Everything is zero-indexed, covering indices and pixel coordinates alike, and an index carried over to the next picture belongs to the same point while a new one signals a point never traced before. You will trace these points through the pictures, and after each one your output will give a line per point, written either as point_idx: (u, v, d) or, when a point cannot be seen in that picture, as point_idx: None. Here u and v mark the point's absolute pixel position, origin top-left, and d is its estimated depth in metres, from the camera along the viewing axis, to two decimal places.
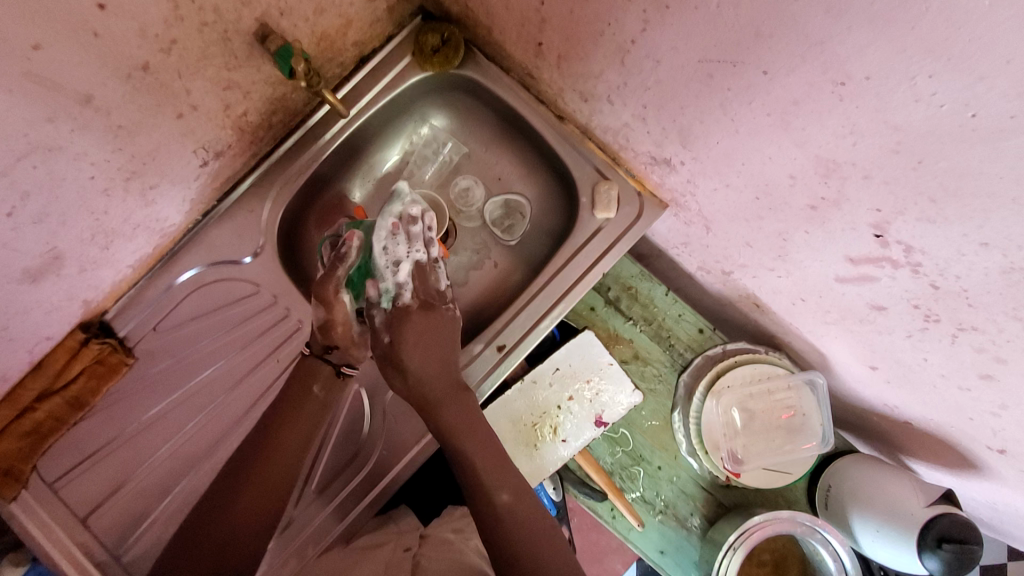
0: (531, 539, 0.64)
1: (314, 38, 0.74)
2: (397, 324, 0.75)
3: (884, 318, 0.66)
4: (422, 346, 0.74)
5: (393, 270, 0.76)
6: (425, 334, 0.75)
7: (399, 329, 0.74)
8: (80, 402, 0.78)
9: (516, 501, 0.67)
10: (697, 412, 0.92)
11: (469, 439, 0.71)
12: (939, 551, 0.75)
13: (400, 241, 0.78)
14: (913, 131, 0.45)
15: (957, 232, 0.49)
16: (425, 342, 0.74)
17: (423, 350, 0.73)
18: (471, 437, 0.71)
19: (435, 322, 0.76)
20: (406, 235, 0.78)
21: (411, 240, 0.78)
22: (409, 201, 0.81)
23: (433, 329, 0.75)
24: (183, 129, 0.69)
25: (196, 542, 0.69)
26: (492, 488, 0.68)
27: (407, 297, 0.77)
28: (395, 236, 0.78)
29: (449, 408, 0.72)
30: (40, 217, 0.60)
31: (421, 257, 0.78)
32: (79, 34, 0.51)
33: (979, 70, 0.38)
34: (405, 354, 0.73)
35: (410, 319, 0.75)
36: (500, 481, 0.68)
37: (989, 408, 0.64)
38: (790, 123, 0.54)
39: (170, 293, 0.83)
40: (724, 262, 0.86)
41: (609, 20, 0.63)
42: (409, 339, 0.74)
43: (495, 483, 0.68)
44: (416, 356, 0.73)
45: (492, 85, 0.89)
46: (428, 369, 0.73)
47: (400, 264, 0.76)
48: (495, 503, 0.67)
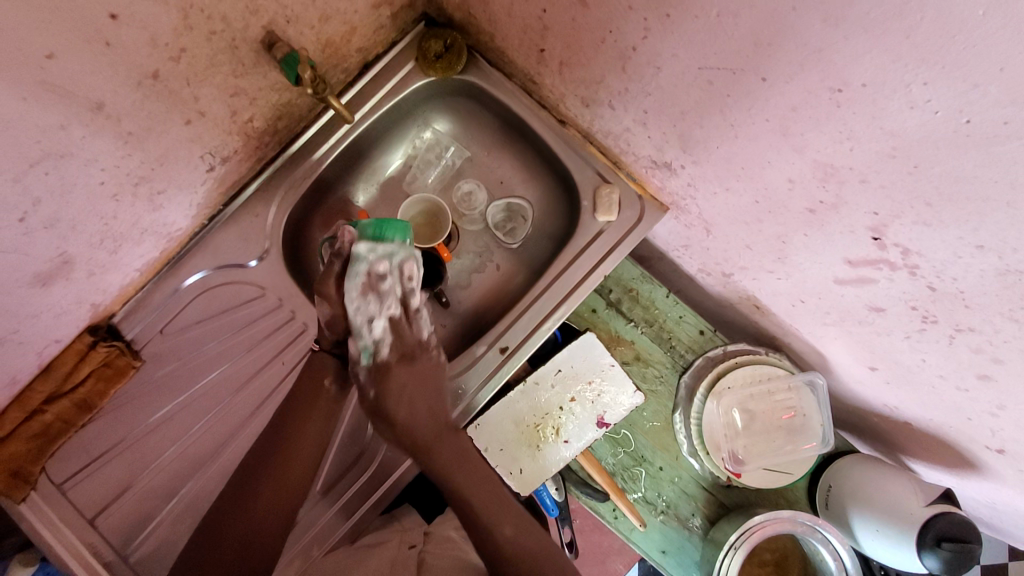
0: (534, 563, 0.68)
1: (320, 45, 0.75)
2: (380, 379, 0.77)
3: (883, 320, 0.67)
4: (407, 401, 0.76)
5: (368, 329, 0.77)
6: (404, 386, 0.77)
7: (386, 385, 0.76)
8: (89, 404, 0.79)
9: (517, 533, 0.71)
10: (698, 412, 0.93)
11: (463, 471, 0.74)
12: (938, 550, 0.75)
13: (371, 300, 0.76)
14: (909, 137, 0.46)
15: (953, 235, 0.50)
16: (414, 400, 0.77)
17: (410, 404, 0.76)
18: (466, 471, 0.74)
19: (421, 377, 0.78)
20: (375, 294, 0.76)
21: (381, 299, 0.77)
22: (389, 254, 0.77)
23: (419, 383, 0.78)
24: (191, 135, 0.70)
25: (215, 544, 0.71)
26: (491, 523, 0.71)
27: (385, 354, 0.78)
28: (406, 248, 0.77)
29: (439, 446, 0.75)
30: (51, 222, 0.61)
31: (395, 313, 0.78)
32: (92, 44, 0.52)
33: (973, 78, 0.39)
34: (393, 411, 0.76)
35: (393, 375, 0.77)
36: (501, 515, 0.72)
37: (987, 408, 0.65)
38: (789, 128, 0.55)
39: (177, 296, 0.84)
40: (724, 265, 0.87)
41: (610, 27, 0.64)
42: (393, 395, 0.76)
43: (495, 521, 0.71)
44: (402, 411, 0.76)
45: (494, 90, 0.90)
46: (416, 414, 0.76)
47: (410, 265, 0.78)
48: (498, 534, 0.70)
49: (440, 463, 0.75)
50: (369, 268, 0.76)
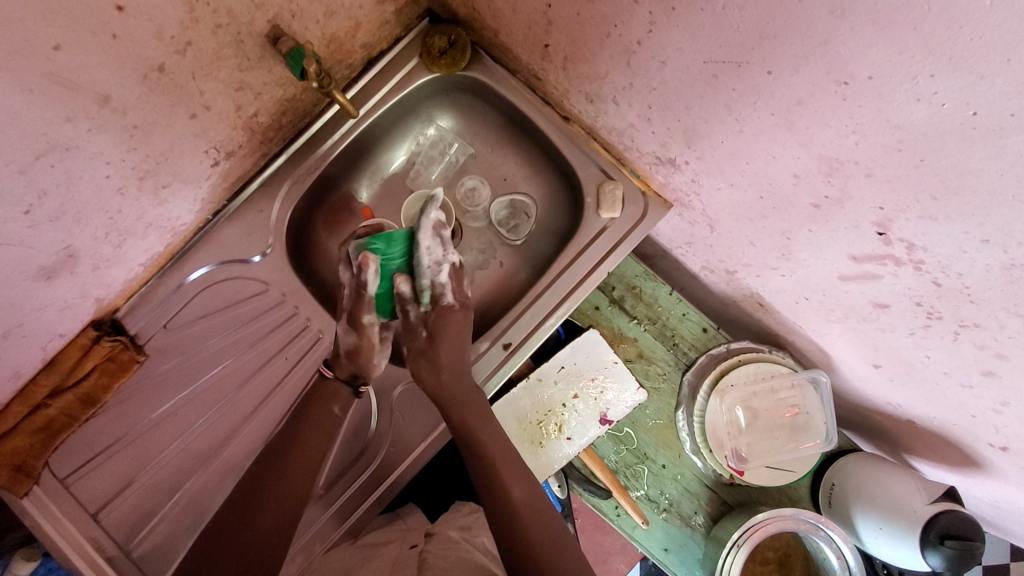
0: (543, 528, 0.66)
1: (324, 40, 0.75)
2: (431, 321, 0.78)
3: (887, 316, 0.67)
4: (452, 343, 0.77)
5: (433, 271, 0.78)
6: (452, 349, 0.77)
7: (436, 327, 0.77)
8: (92, 399, 0.79)
9: (530, 498, 0.69)
10: (701, 411, 0.92)
11: (487, 429, 0.74)
12: (941, 547, 0.75)
13: (439, 245, 0.79)
14: (916, 130, 0.46)
15: (959, 229, 0.50)
16: (452, 339, 0.78)
17: (454, 346, 0.77)
18: (490, 428, 0.74)
19: (455, 320, 0.79)
20: (441, 242, 0.79)
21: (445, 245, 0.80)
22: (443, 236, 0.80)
23: (455, 329, 0.78)
24: (196, 129, 0.70)
25: (218, 545, 0.71)
26: (505, 485, 0.70)
27: (447, 299, 0.79)
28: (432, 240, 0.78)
29: (466, 402, 0.75)
30: (56, 216, 0.61)
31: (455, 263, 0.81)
32: (98, 36, 0.52)
33: (980, 69, 0.39)
34: (438, 355, 0.76)
35: (444, 319, 0.78)
36: (513, 476, 0.71)
37: (991, 405, 0.65)
38: (794, 122, 0.55)
39: (181, 291, 0.84)
40: (727, 262, 0.87)
41: (615, 21, 0.64)
42: (442, 336, 0.77)
43: (510, 479, 0.70)
44: (450, 354, 0.77)
45: (499, 86, 0.90)
46: (458, 365, 0.77)
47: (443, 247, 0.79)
48: (509, 497, 0.69)
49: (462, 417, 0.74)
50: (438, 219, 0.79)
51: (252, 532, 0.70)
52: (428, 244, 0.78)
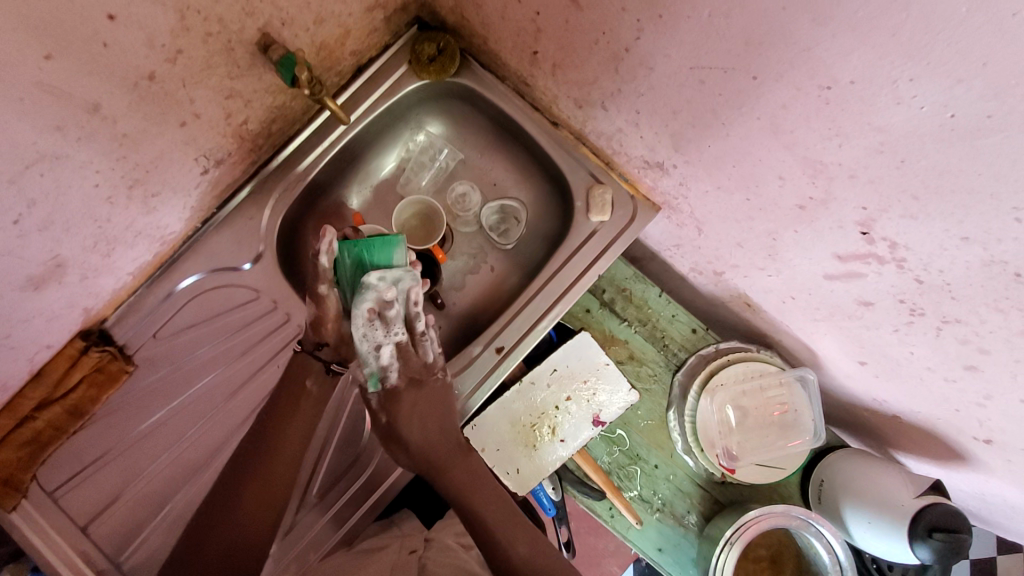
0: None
1: (315, 47, 0.76)
2: (391, 404, 0.81)
3: (872, 314, 0.68)
4: (419, 420, 0.80)
5: (375, 357, 0.78)
6: (428, 402, 0.81)
7: (410, 399, 0.81)
8: (80, 410, 0.78)
9: (532, 553, 0.73)
10: (692, 410, 0.94)
11: (476, 497, 0.77)
12: (929, 540, 0.76)
13: (378, 327, 0.76)
14: (896, 132, 0.47)
15: (939, 227, 0.51)
16: (428, 416, 0.80)
17: (422, 426, 0.79)
18: (482, 490, 0.77)
19: (427, 395, 0.81)
20: (382, 322, 0.76)
21: (386, 327, 0.77)
22: (398, 279, 0.76)
23: (427, 400, 0.81)
24: (186, 137, 0.70)
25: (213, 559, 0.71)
26: (504, 539, 0.74)
27: (394, 378, 0.81)
28: (372, 324, 0.76)
29: (456, 470, 0.78)
30: (45, 224, 0.61)
31: (402, 338, 0.79)
32: (89, 45, 0.52)
33: (957, 73, 0.40)
34: (405, 432, 0.79)
35: (403, 399, 0.80)
36: (516, 534, 0.74)
37: (974, 399, 0.66)
38: (779, 126, 0.57)
39: (170, 300, 0.84)
40: (715, 263, 0.88)
41: (603, 28, 0.65)
42: (406, 413, 0.80)
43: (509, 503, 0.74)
44: (415, 431, 0.79)
45: (487, 92, 0.91)
46: (431, 438, 0.79)
47: (416, 290, 0.77)
48: None
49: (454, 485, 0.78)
50: (379, 294, 0.74)
51: (242, 540, 0.73)
52: (361, 331, 0.75)
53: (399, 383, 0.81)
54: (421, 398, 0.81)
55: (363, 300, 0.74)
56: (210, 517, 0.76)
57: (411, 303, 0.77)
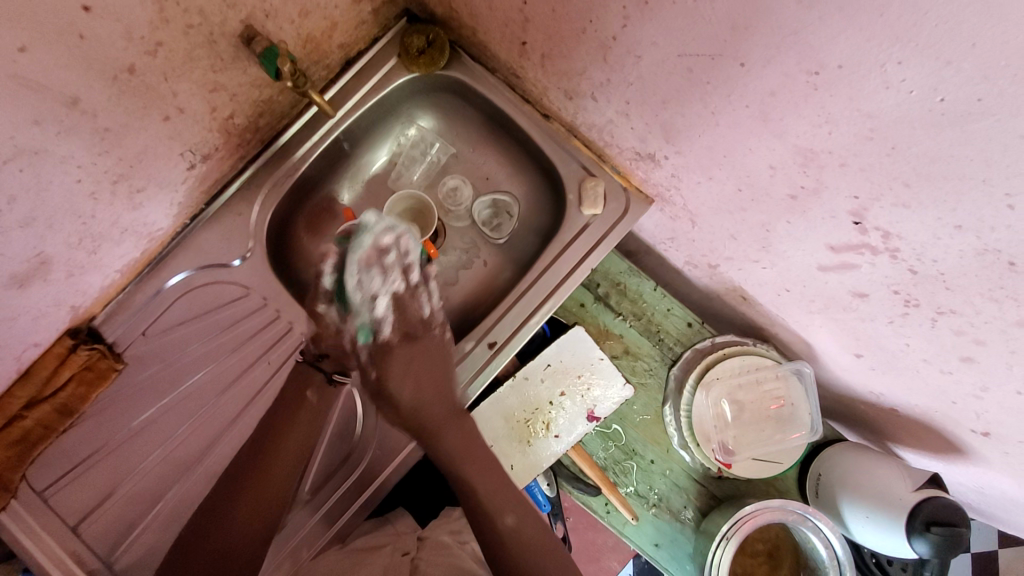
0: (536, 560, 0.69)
1: (300, 40, 0.75)
2: (381, 358, 0.82)
3: (867, 305, 0.67)
4: (410, 375, 0.81)
5: (369, 307, 0.81)
6: (423, 362, 0.82)
7: (410, 352, 0.82)
8: (69, 409, 0.78)
9: (519, 524, 0.73)
10: (688, 405, 0.93)
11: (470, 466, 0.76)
12: (927, 534, 0.76)
13: (376, 275, 0.81)
14: (886, 118, 0.46)
15: (932, 215, 0.50)
16: (421, 371, 0.81)
17: (413, 380, 0.80)
18: (474, 458, 0.77)
19: (422, 351, 0.82)
20: (382, 268, 0.81)
21: (386, 275, 0.81)
22: (391, 226, 0.82)
23: (423, 357, 0.82)
24: (170, 132, 0.69)
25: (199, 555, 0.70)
26: (497, 512, 0.73)
27: (387, 331, 0.82)
28: (368, 270, 0.80)
29: (449, 433, 0.78)
30: (26, 220, 0.60)
31: (398, 287, 0.82)
32: (65, 38, 0.51)
33: (945, 56, 0.39)
34: (389, 385, 0.81)
35: (394, 354, 0.82)
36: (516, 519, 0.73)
37: (970, 391, 0.66)
38: (769, 114, 0.56)
39: (159, 298, 0.83)
40: (710, 256, 0.87)
41: (590, 17, 0.64)
42: (396, 373, 0.81)
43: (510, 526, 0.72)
44: (404, 386, 0.80)
45: (478, 85, 0.90)
46: (421, 395, 0.80)
47: (407, 239, 0.83)
48: None
49: (448, 449, 0.77)
50: (376, 240, 0.81)
51: None
52: (358, 279, 0.80)
53: (391, 338, 0.82)
54: (415, 353, 0.82)
55: (362, 241, 0.81)
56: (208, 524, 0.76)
57: (405, 253, 0.83)
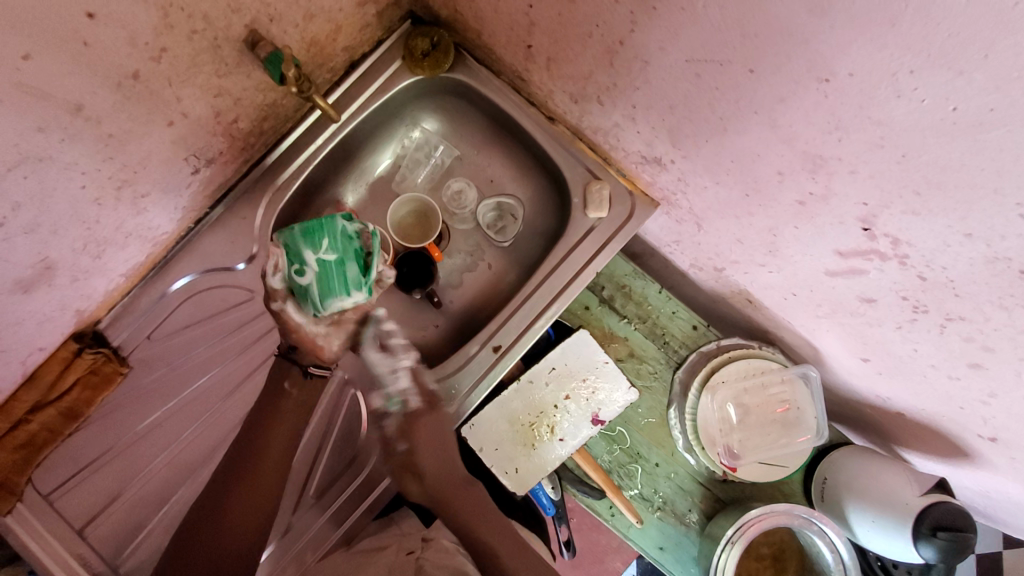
0: None
1: (304, 44, 0.75)
2: (409, 432, 0.83)
3: (875, 310, 0.67)
4: (435, 449, 0.82)
5: (358, 358, 0.85)
6: (430, 440, 0.82)
7: (412, 439, 0.82)
8: (75, 413, 0.77)
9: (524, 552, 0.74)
10: (693, 409, 0.93)
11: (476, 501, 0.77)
12: (933, 539, 0.75)
13: (388, 355, 0.87)
14: (897, 126, 0.46)
15: (943, 223, 0.50)
16: (433, 449, 0.83)
17: (440, 450, 0.82)
18: (486, 520, 0.77)
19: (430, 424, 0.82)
20: (391, 350, 0.88)
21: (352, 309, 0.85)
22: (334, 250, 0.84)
23: (427, 437, 0.82)
24: (174, 137, 0.69)
25: None
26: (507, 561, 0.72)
27: (417, 401, 0.84)
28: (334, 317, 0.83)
29: (459, 496, 0.79)
30: (31, 227, 0.60)
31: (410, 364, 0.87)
32: (69, 45, 0.51)
33: (960, 65, 0.39)
34: (421, 460, 0.82)
35: (422, 426, 0.82)
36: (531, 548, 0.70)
37: (978, 397, 0.65)
38: (777, 120, 0.55)
39: (165, 301, 0.83)
40: (716, 259, 0.87)
41: (597, 21, 0.63)
42: (421, 447, 0.82)
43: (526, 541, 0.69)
44: (429, 461, 0.82)
45: (482, 87, 0.89)
46: (446, 461, 0.82)
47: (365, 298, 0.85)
48: None
49: (461, 515, 0.78)
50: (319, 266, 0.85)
51: None
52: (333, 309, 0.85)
53: (418, 406, 0.84)
54: (421, 439, 0.82)
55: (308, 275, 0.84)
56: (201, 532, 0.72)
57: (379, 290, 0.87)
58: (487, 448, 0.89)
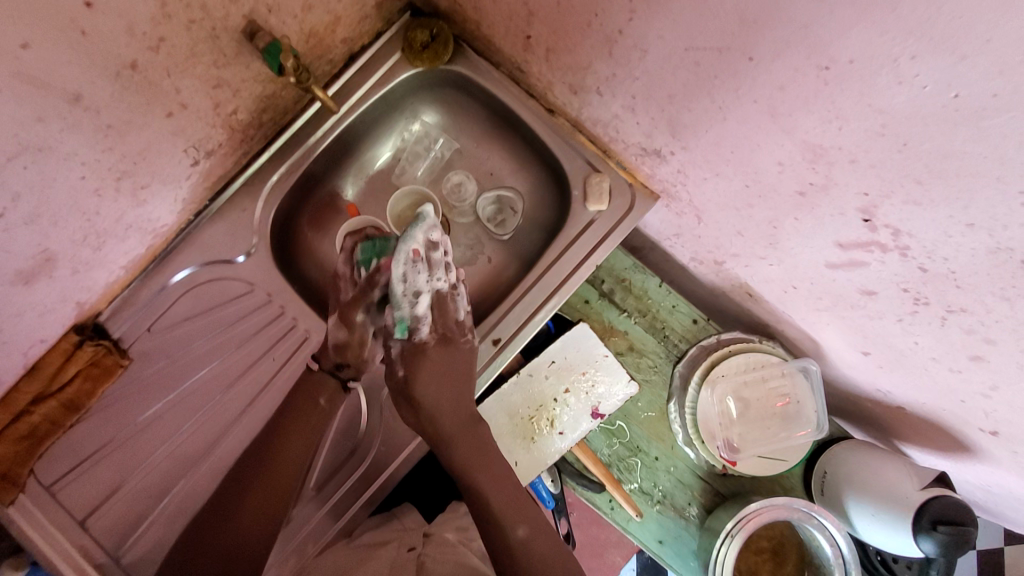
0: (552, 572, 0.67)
1: (303, 35, 0.74)
2: (413, 359, 0.77)
3: (875, 303, 0.67)
4: (437, 379, 0.75)
5: (410, 302, 0.77)
6: (437, 371, 0.76)
7: (416, 366, 0.76)
8: (77, 404, 0.78)
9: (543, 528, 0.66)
10: (692, 402, 0.93)
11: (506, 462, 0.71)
12: (934, 533, 0.75)
13: (422, 270, 0.77)
14: (897, 114, 0.46)
15: (943, 213, 0.49)
16: (444, 386, 0.75)
17: (438, 387, 0.75)
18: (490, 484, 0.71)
19: (449, 358, 0.77)
20: (427, 264, 0.77)
21: (431, 270, 0.78)
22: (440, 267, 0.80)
23: (447, 366, 0.77)
24: (174, 128, 0.69)
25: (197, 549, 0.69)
26: (508, 524, 0.66)
27: (424, 333, 0.78)
28: (415, 265, 0.76)
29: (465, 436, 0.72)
30: (32, 217, 0.60)
31: (442, 287, 0.79)
32: (67, 33, 0.51)
33: (959, 50, 0.39)
34: (426, 402, 0.74)
35: (428, 355, 0.77)
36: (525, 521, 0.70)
37: (979, 389, 0.65)
38: (777, 109, 0.55)
39: (165, 293, 0.83)
40: (716, 252, 0.86)
41: (596, 10, 0.63)
42: (424, 375, 0.76)
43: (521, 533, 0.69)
44: (430, 391, 0.75)
45: (482, 80, 0.89)
46: (443, 401, 0.74)
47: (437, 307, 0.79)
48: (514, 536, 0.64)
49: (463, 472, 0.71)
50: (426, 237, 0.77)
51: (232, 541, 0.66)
52: (403, 271, 0.76)
53: (427, 339, 0.78)
54: (443, 360, 0.77)
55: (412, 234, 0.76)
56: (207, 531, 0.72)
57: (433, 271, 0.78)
58: None
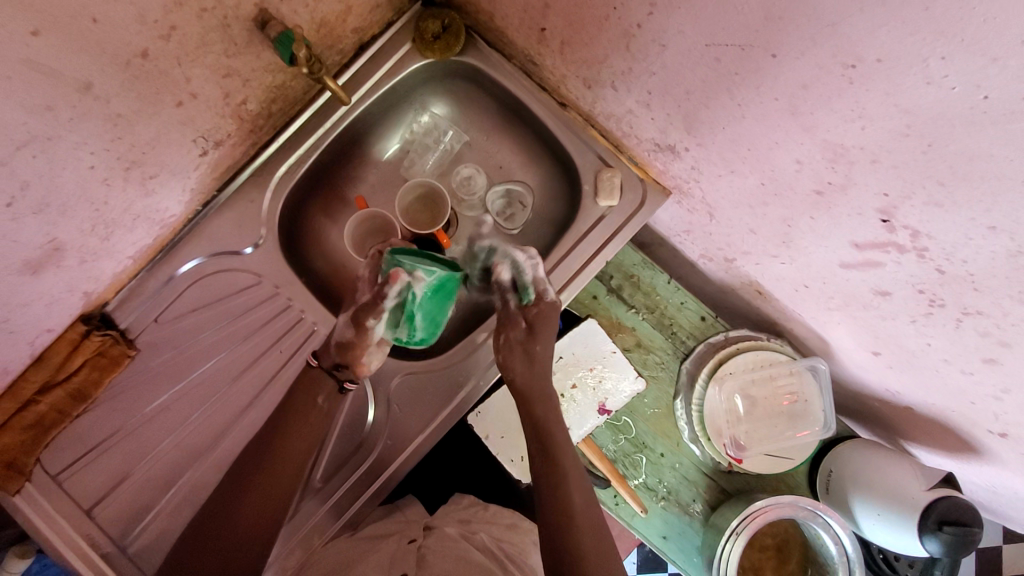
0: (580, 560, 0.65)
1: (314, 24, 0.73)
2: (534, 317, 0.77)
3: (888, 304, 0.66)
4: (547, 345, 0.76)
5: (530, 268, 0.77)
6: (550, 331, 0.77)
7: (539, 323, 0.76)
8: (83, 394, 0.78)
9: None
10: (699, 399, 0.92)
11: None
12: (939, 534, 0.75)
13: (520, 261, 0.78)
14: (924, 115, 0.45)
15: (965, 216, 0.49)
16: (547, 345, 0.76)
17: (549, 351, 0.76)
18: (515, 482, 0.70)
19: (550, 325, 0.77)
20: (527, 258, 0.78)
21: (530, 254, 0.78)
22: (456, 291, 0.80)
23: (551, 331, 0.77)
24: (183, 117, 0.68)
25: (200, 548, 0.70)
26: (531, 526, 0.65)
27: (550, 294, 0.78)
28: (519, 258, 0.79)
29: None
30: (40, 207, 0.59)
31: (540, 257, 0.79)
32: (78, 21, 0.50)
33: (992, 51, 0.38)
34: (536, 351, 0.75)
35: (546, 319, 0.77)
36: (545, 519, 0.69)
37: (991, 392, 0.64)
38: (798, 107, 0.54)
39: (172, 284, 0.83)
40: (726, 250, 0.86)
41: (614, 4, 0.62)
42: (544, 336, 0.76)
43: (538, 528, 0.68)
44: (542, 354, 0.75)
45: (493, 72, 0.88)
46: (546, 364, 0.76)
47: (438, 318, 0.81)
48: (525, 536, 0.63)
49: None
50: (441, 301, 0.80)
51: None
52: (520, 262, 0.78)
53: (550, 299, 0.78)
54: (547, 332, 0.76)
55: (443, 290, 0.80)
56: (207, 524, 0.71)
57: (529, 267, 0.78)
58: (492, 436, 0.89)
